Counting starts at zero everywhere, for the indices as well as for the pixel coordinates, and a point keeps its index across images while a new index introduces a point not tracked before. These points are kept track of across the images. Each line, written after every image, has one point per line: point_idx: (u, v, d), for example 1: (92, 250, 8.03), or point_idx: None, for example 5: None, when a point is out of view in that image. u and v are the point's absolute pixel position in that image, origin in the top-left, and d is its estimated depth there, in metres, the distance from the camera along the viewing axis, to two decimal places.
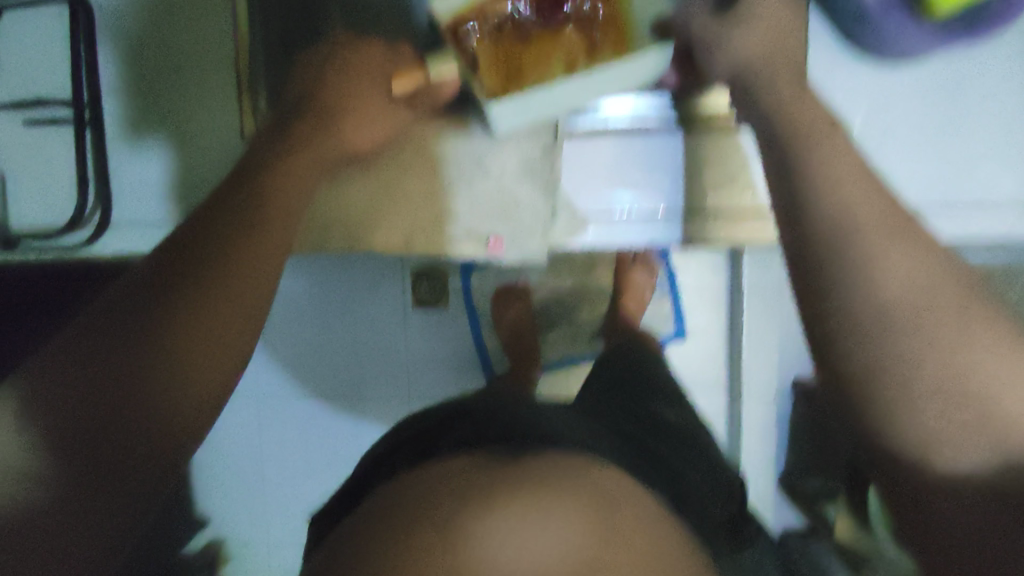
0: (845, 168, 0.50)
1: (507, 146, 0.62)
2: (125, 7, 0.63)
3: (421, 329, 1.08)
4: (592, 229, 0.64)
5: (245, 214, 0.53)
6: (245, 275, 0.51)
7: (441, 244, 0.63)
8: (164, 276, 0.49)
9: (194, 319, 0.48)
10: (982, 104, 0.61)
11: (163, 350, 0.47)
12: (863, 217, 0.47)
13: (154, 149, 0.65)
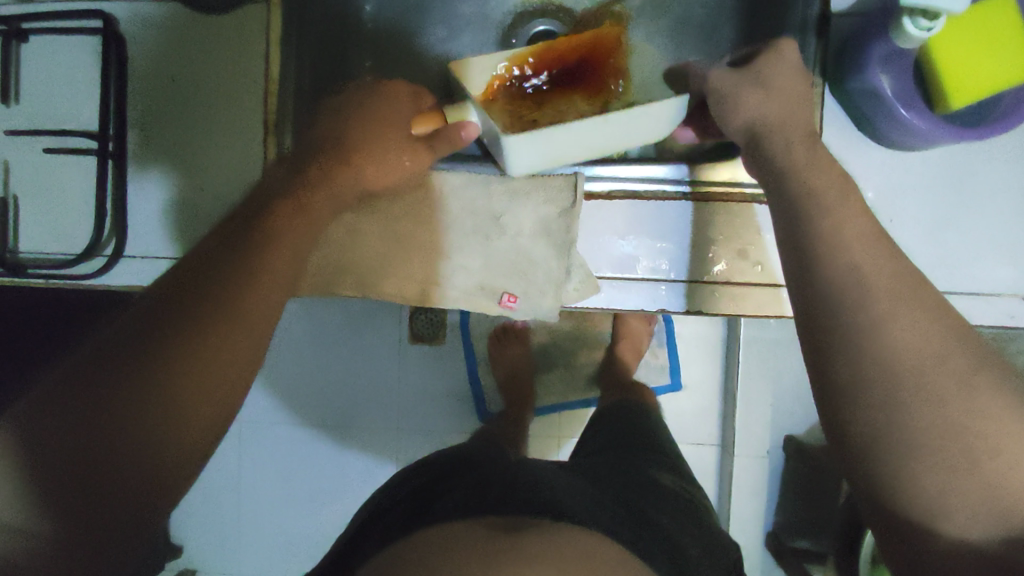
0: (861, 242, 0.46)
1: (525, 205, 0.63)
2: (157, 43, 0.64)
3: (416, 364, 1.07)
4: (603, 289, 0.63)
5: (252, 250, 0.50)
6: (249, 314, 0.48)
7: (454, 297, 0.64)
8: (158, 313, 0.46)
9: (192, 355, 0.44)
10: (993, 180, 0.61)
11: (155, 389, 0.43)
12: (878, 296, 0.44)
13: (155, 175, 0.65)
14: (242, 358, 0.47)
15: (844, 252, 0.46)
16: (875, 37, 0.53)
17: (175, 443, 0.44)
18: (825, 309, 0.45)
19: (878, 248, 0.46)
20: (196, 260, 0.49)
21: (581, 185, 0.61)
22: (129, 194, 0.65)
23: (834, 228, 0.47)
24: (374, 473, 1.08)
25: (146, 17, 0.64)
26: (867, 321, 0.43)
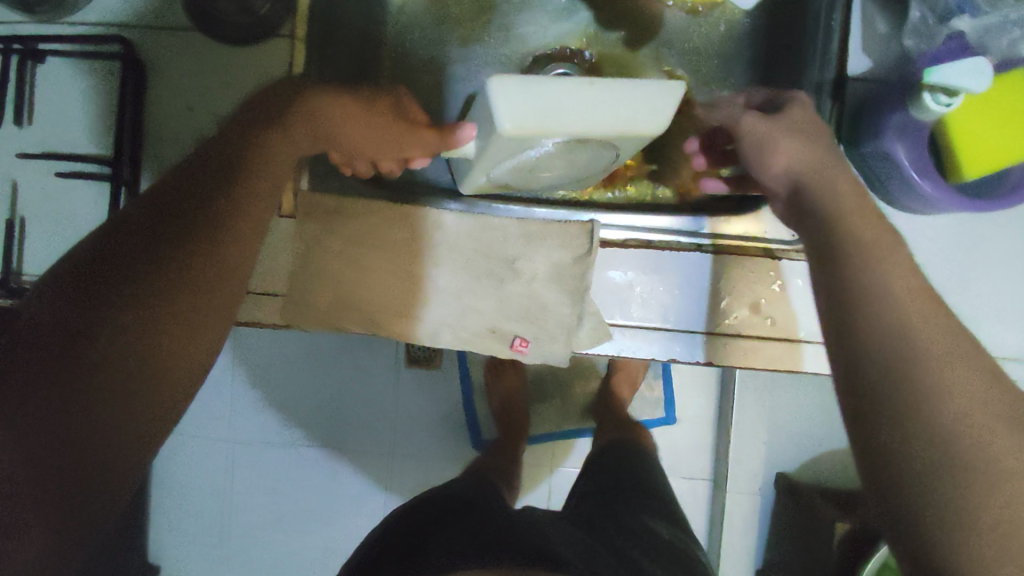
0: (901, 292, 0.43)
1: (539, 251, 0.63)
2: (177, 73, 0.64)
3: (411, 387, 1.05)
4: (615, 338, 0.63)
5: (219, 230, 0.48)
6: (215, 295, 0.47)
7: (467, 339, 0.64)
8: (111, 295, 0.43)
9: (179, 273, 0.45)
10: (998, 240, 0.62)
11: (142, 302, 0.43)
12: (925, 346, 0.41)
13: None
14: (203, 338, 0.47)
15: (880, 303, 0.43)
16: (892, 107, 0.54)
17: (139, 428, 0.43)
18: (870, 353, 0.41)
19: (913, 297, 0.44)
20: (171, 186, 0.49)
21: (597, 233, 0.62)
22: None
23: (872, 274, 0.44)
24: (358, 499, 1.06)
25: (167, 43, 0.64)
26: (917, 373, 0.40)
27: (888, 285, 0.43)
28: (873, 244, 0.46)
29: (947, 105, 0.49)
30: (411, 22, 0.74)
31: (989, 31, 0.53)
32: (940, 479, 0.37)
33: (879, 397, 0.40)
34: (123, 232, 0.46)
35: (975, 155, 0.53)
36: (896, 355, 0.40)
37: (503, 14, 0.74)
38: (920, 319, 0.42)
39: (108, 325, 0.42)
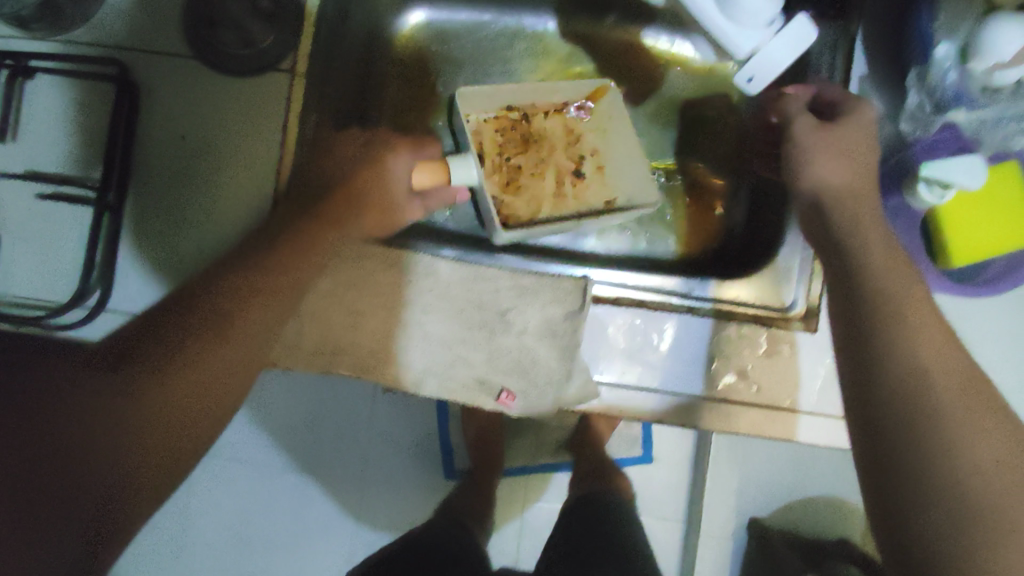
0: (942, 352, 0.47)
1: (532, 304, 0.63)
2: (174, 101, 0.63)
3: (387, 414, 0.92)
4: (603, 397, 0.61)
5: (249, 290, 0.52)
6: (239, 354, 0.50)
7: (452, 389, 0.62)
8: (140, 344, 0.47)
9: (209, 341, 0.48)
10: None
11: (172, 364, 0.47)
12: (962, 407, 0.44)
13: (148, 225, 0.62)
14: (210, 398, 0.49)
15: (922, 365, 0.46)
16: (887, 190, 0.56)
17: (152, 476, 0.46)
18: (908, 410, 0.44)
19: (952, 357, 0.47)
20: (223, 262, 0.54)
21: (589, 290, 0.62)
22: (122, 248, 0.62)
23: (914, 338, 0.47)
24: (305, 531, 0.95)
25: (165, 70, 0.63)
26: (950, 433, 0.43)
27: (924, 353, 0.46)
28: (903, 317, 0.47)
29: (940, 198, 0.50)
30: (414, 60, 0.76)
31: (985, 126, 0.55)
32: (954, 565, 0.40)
33: (913, 453, 0.43)
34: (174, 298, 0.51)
35: (966, 241, 0.54)
36: (926, 421, 0.44)
37: (503, 63, 0.76)
38: (952, 385, 0.45)
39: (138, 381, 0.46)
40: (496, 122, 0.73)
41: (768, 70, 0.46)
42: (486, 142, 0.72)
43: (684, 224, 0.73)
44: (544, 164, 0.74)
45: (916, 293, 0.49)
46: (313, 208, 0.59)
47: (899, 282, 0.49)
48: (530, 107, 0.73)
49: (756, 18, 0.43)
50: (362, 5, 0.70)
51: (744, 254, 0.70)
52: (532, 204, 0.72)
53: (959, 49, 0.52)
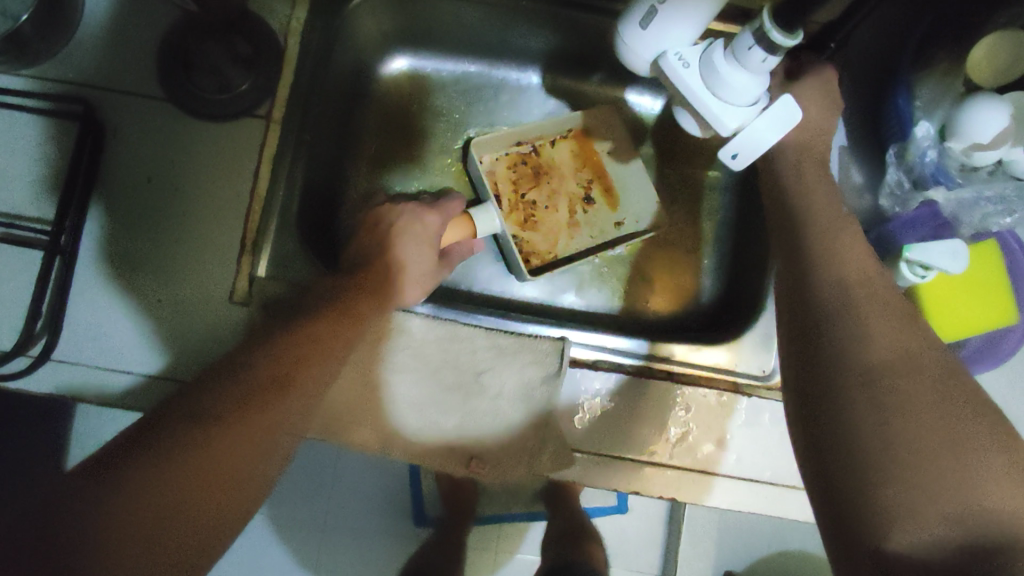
0: (902, 373, 0.45)
1: (508, 365, 0.61)
2: (141, 143, 0.60)
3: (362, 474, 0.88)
4: (576, 465, 0.59)
5: (271, 377, 0.48)
6: (258, 446, 0.45)
7: (422, 453, 0.60)
8: (186, 424, 0.43)
9: (253, 426, 0.45)
10: None
11: (221, 449, 0.43)
12: (929, 425, 0.42)
13: (104, 269, 0.59)
14: (241, 492, 0.44)
15: (879, 398, 0.44)
16: None
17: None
18: (883, 447, 0.42)
19: (917, 372, 0.45)
20: (254, 341, 0.51)
21: (567, 351, 0.60)
22: (72, 294, 0.58)
23: (871, 371, 0.45)
24: None
25: (133, 109, 0.61)
26: (929, 456, 0.41)
27: (885, 385, 0.45)
28: (866, 355, 0.46)
29: (922, 277, 0.52)
30: (395, 107, 0.75)
31: (963, 205, 0.55)
32: None
33: (904, 488, 0.41)
34: (212, 378, 0.47)
35: (948, 320, 0.54)
36: (898, 452, 0.42)
37: (487, 113, 0.76)
38: (923, 414, 0.43)
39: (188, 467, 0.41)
40: (508, 159, 0.74)
41: (753, 147, 0.45)
42: (498, 178, 0.73)
43: (659, 285, 0.73)
44: (557, 194, 0.75)
45: (884, 327, 0.47)
46: (345, 287, 0.57)
47: (865, 318, 0.48)
48: (539, 139, 0.74)
49: (742, 97, 0.42)
50: (348, 50, 0.68)
51: (719, 316, 0.71)
52: (551, 237, 0.73)
53: (938, 129, 0.54)
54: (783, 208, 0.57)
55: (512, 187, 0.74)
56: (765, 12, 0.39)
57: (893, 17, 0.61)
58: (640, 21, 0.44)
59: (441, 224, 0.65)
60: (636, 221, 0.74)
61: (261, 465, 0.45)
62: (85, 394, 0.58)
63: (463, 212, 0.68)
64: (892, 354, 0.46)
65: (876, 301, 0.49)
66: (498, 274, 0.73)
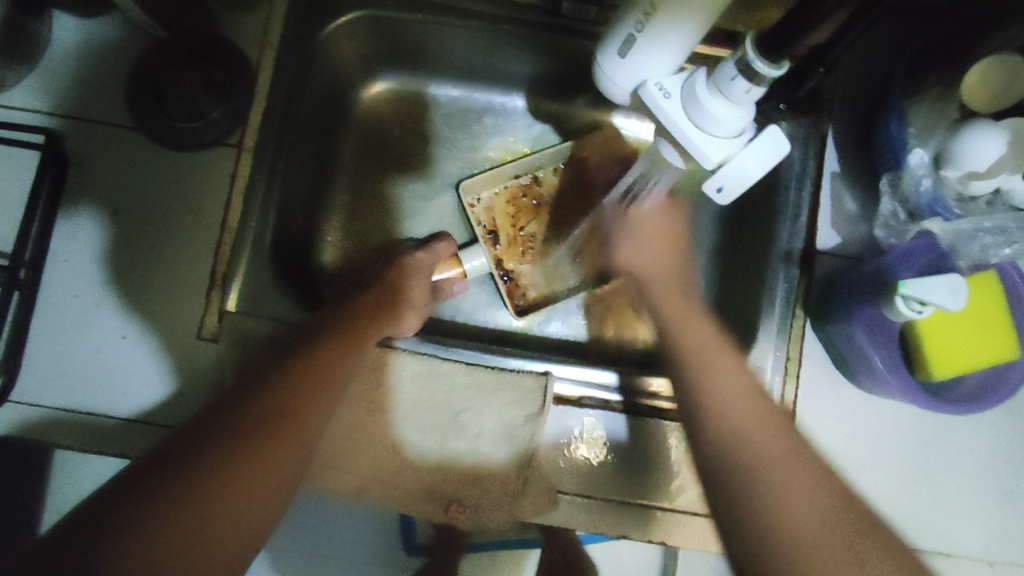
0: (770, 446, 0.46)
1: (490, 405, 0.58)
2: (107, 173, 0.58)
3: (355, 545, 0.67)
4: (561, 509, 0.56)
5: (261, 415, 0.46)
6: (248, 488, 0.43)
7: (399, 496, 0.58)
8: (176, 468, 0.41)
9: (247, 471, 0.43)
10: (959, 427, 0.59)
11: (216, 493, 0.41)
12: (798, 500, 0.43)
13: (67, 305, 0.56)
14: (233, 537, 0.42)
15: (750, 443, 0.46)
16: (862, 299, 0.54)
17: None
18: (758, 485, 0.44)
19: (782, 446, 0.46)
20: (249, 379, 0.49)
21: (550, 389, 0.58)
22: (32, 330, 0.56)
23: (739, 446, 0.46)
24: None
25: (101, 138, 0.58)
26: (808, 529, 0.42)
27: (754, 460, 0.45)
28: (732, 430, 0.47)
29: (917, 313, 0.50)
30: (377, 131, 0.73)
31: (961, 237, 0.53)
32: None
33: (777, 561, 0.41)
34: (207, 418, 0.45)
35: (944, 357, 0.52)
36: (772, 522, 0.42)
37: (472, 138, 0.74)
38: (792, 484, 0.44)
39: (181, 514, 0.39)
40: (508, 192, 0.73)
41: (738, 179, 0.43)
42: (498, 213, 0.73)
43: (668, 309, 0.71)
44: (559, 225, 0.74)
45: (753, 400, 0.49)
46: (341, 320, 0.55)
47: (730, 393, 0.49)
48: (538, 170, 0.73)
49: (725, 129, 0.40)
50: (329, 73, 0.65)
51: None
52: (548, 272, 0.73)
53: (933, 157, 0.52)
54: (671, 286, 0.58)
55: (511, 221, 0.73)
56: (748, 42, 0.37)
57: (882, 42, 0.60)
58: (619, 50, 0.42)
59: (432, 263, 0.66)
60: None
61: (253, 506, 0.43)
62: (46, 438, 0.54)
63: (453, 253, 0.69)
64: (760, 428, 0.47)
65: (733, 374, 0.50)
66: (486, 303, 0.72)
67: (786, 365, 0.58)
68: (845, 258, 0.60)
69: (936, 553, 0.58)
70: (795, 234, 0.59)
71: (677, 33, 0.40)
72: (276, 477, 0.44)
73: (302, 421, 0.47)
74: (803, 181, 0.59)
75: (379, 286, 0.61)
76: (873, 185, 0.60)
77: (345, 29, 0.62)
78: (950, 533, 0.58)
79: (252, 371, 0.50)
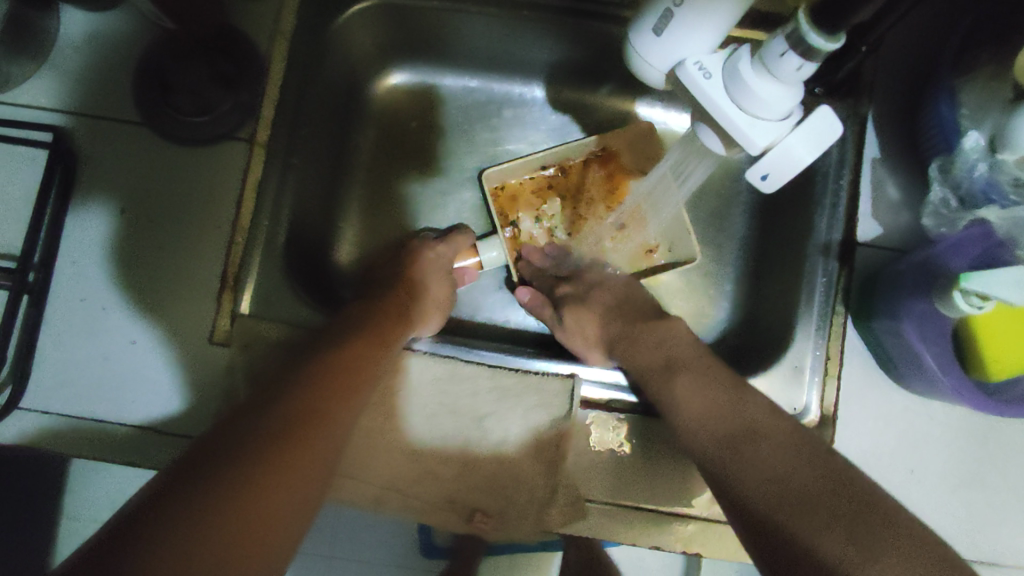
0: (778, 506, 0.44)
1: (513, 409, 0.56)
2: (117, 172, 0.56)
3: (376, 555, 0.65)
4: (590, 519, 0.53)
5: (289, 418, 0.43)
6: (278, 489, 0.40)
7: (420, 506, 0.55)
8: (206, 472, 0.39)
9: (278, 472, 0.41)
10: (1014, 430, 0.56)
11: (248, 495, 0.39)
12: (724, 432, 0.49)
13: (78, 309, 0.54)
14: (266, 540, 0.39)
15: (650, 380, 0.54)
16: (909, 296, 0.50)
17: None
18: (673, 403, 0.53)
19: (796, 501, 0.44)
20: (274, 382, 0.47)
21: (577, 392, 0.55)
22: (43, 335, 0.54)
23: (754, 511, 0.45)
24: None
25: (110, 135, 0.56)
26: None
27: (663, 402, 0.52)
28: (700, 446, 0.50)
29: (978, 308, 0.47)
30: (393, 124, 0.71)
31: (1020, 226, 0.48)
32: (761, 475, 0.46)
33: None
34: (234, 422, 0.43)
35: (1000, 353, 0.49)
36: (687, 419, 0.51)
37: (491, 131, 0.71)
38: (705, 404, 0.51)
39: (216, 512, 0.37)
40: (535, 181, 0.70)
41: (787, 166, 0.40)
42: (522, 205, 0.71)
43: (706, 305, 0.68)
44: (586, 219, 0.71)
45: (766, 451, 0.47)
46: (364, 320, 0.54)
47: (694, 411, 0.51)
48: (567, 160, 0.69)
49: (774, 110, 0.37)
50: (342, 64, 0.63)
51: (746, 346, 0.64)
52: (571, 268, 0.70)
53: (990, 140, 0.48)
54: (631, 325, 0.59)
55: (534, 214, 0.71)
56: (800, 14, 0.34)
57: (928, 20, 0.57)
58: (654, 27, 0.39)
59: (451, 255, 0.65)
60: (667, 251, 0.68)
61: (284, 509, 0.40)
62: (58, 448, 0.53)
63: (472, 244, 0.66)
64: (769, 484, 0.45)
65: (730, 434, 0.49)
66: (506, 303, 0.69)
67: (827, 365, 0.55)
68: (889, 251, 0.57)
69: (990, 564, 0.54)
70: (834, 226, 0.56)
71: (715, 9, 0.37)
72: (305, 480, 0.42)
73: (328, 423, 0.45)
74: (842, 170, 0.56)
75: (400, 283, 0.60)
76: (919, 172, 0.57)
77: (359, 18, 0.60)
78: (1007, 542, 0.55)
79: (274, 375, 0.49)
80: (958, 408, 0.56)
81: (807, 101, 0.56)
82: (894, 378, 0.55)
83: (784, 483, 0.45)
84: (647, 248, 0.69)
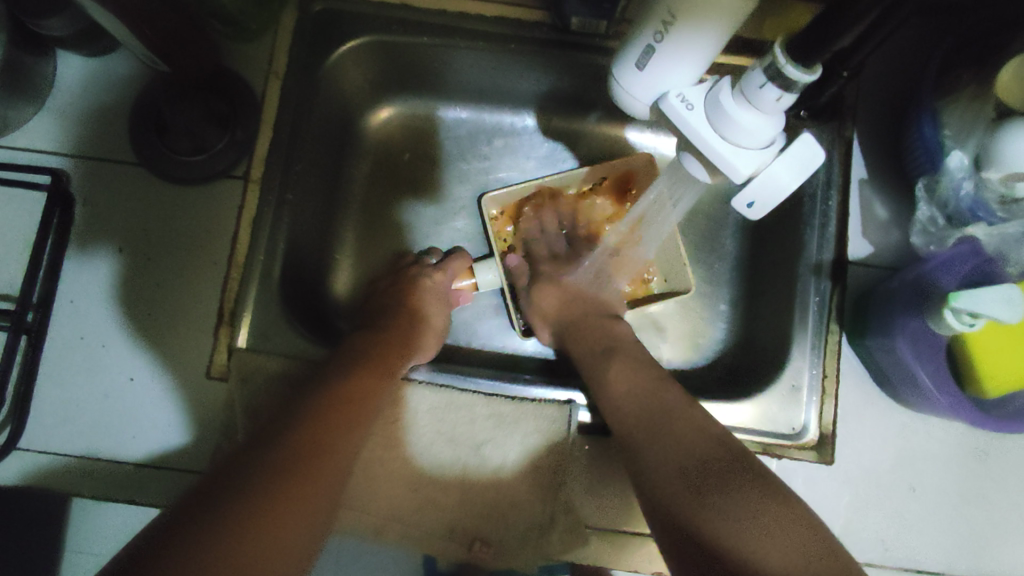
0: (672, 483, 0.48)
1: (510, 436, 0.56)
2: (114, 211, 0.57)
3: None
4: (589, 546, 0.53)
5: (292, 449, 0.44)
6: (285, 521, 0.40)
7: (419, 536, 0.55)
8: (212, 505, 0.39)
9: (286, 503, 0.41)
10: (1012, 446, 0.56)
11: (257, 527, 0.39)
12: (643, 417, 0.52)
13: (75, 348, 0.55)
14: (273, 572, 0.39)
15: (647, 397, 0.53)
16: (905, 312, 0.50)
17: None
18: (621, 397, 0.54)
19: (698, 471, 0.47)
20: (276, 415, 0.47)
21: (575, 419, 0.55)
22: (41, 376, 0.54)
23: (653, 486, 0.49)
24: None
25: (107, 175, 0.57)
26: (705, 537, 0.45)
27: (655, 420, 0.51)
28: (640, 436, 0.51)
29: (970, 326, 0.47)
30: (387, 156, 0.72)
31: (1008, 242, 0.50)
32: (665, 452, 0.49)
33: None
34: (240, 455, 0.43)
35: (995, 371, 0.50)
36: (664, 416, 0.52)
37: (483, 160, 0.72)
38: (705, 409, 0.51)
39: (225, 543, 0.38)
40: (533, 206, 0.70)
41: (768, 193, 0.41)
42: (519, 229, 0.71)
43: (696, 330, 0.68)
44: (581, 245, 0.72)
45: (677, 434, 0.50)
46: (364, 350, 0.54)
47: (651, 399, 0.53)
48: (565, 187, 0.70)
49: (757, 139, 0.38)
50: (337, 100, 0.64)
51: (742, 367, 0.64)
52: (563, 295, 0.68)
53: (973, 160, 0.49)
54: (626, 347, 0.60)
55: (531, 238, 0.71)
56: (776, 48, 0.35)
57: (908, 44, 0.58)
58: (637, 61, 0.40)
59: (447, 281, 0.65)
60: (666, 280, 0.68)
61: (290, 538, 0.40)
62: (57, 487, 0.53)
63: (468, 266, 0.66)
64: (665, 466, 0.49)
65: (644, 411, 0.52)
66: (503, 327, 0.69)
67: (824, 383, 0.55)
68: (878, 268, 0.57)
69: None
70: (825, 246, 0.56)
71: (697, 43, 0.38)
72: (310, 511, 0.42)
73: (332, 455, 0.45)
74: (830, 190, 0.56)
75: (397, 312, 0.61)
76: (907, 191, 0.57)
77: (354, 55, 0.61)
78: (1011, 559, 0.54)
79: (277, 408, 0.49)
80: (955, 424, 0.56)
81: (793, 124, 0.57)
82: (890, 395, 0.55)
83: (681, 463, 0.48)
84: (642, 274, 0.69)
